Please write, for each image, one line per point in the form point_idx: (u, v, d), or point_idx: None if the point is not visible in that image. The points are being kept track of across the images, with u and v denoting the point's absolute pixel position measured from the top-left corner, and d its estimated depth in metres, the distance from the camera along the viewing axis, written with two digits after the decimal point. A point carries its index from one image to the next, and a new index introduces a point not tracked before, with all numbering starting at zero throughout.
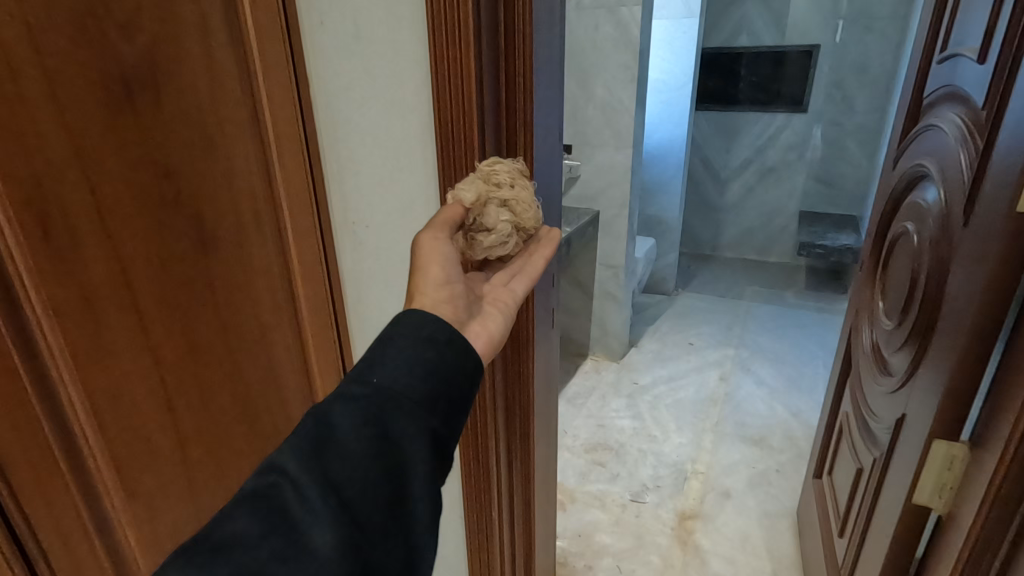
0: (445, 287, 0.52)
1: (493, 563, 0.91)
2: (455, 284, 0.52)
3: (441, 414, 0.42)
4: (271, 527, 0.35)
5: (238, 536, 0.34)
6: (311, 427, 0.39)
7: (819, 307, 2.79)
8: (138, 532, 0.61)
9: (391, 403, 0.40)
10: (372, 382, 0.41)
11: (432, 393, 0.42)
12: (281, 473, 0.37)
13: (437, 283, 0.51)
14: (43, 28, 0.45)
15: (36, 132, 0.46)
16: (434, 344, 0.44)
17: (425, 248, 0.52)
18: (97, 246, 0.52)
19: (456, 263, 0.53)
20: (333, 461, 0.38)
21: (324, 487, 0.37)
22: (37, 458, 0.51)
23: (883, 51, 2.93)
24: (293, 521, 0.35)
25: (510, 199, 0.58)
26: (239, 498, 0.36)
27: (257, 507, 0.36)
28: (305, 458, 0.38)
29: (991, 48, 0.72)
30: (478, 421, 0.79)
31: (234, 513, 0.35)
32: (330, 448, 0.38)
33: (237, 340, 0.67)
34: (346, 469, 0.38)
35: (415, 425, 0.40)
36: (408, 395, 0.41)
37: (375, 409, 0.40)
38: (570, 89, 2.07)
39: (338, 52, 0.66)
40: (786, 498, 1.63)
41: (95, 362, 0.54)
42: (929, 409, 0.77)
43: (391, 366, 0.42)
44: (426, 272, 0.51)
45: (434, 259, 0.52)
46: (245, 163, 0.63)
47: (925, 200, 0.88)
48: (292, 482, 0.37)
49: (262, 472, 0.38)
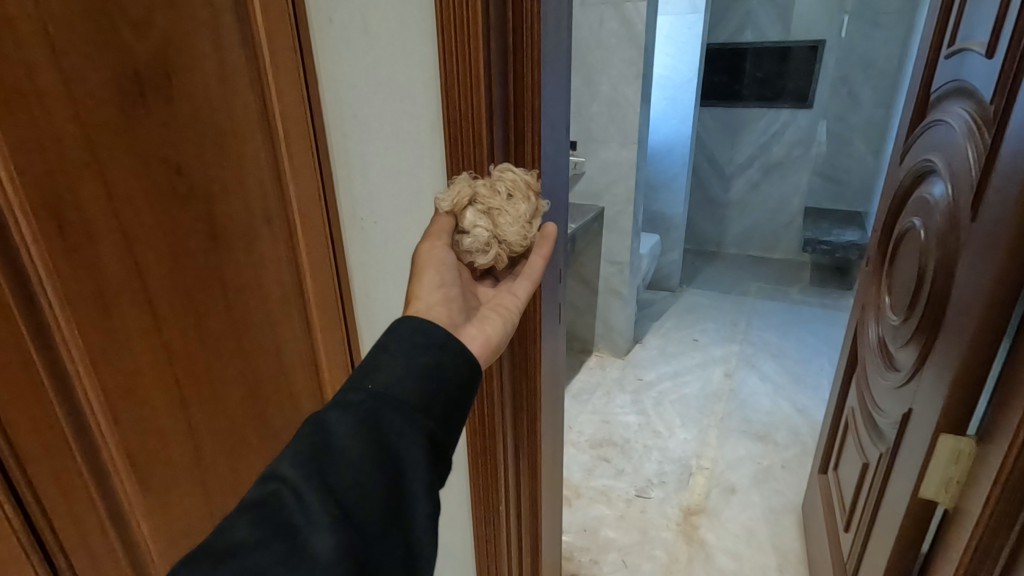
0: (440, 290, 0.53)
1: (500, 557, 0.92)
2: (449, 288, 0.54)
3: (437, 417, 0.42)
4: (273, 533, 0.35)
5: (240, 544, 0.34)
6: (308, 434, 0.39)
7: (823, 303, 2.79)
8: (152, 525, 0.62)
9: (387, 408, 0.40)
10: (368, 388, 0.41)
11: (427, 397, 0.42)
12: (280, 481, 0.37)
13: (433, 287, 0.53)
14: (58, 25, 0.45)
15: (51, 130, 0.46)
16: (430, 349, 0.44)
17: (424, 256, 0.55)
18: (111, 242, 0.52)
19: (453, 268, 0.55)
20: (331, 466, 0.38)
21: (324, 492, 0.37)
22: (53, 452, 0.52)
23: (890, 46, 2.91)
24: (294, 527, 0.35)
25: (493, 207, 0.58)
26: (239, 509, 0.36)
27: (259, 514, 0.36)
28: (303, 464, 0.38)
29: (999, 43, 0.72)
30: (485, 416, 0.79)
31: (236, 522, 0.35)
32: (328, 454, 0.38)
33: (248, 335, 0.68)
34: (344, 474, 0.38)
35: (411, 429, 0.40)
36: (403, 399, 0.41)
37: (371, 414, 0.40)
38: (575, 85, 2.07)
39: (347, 49, 0.67)
40: (791, 493, 1.64)
41: (109, 356, 0.54)
42: (935, 405, 0.78)
43: (386, 371, 0.42)
44: (422, 277, 0.53)
45: (431, 264, 0.54)
46: (255, 159, 0.64)
47: (932, 195, 0.88)
48: (290, 488, 0.37)
49: (262, 481, 0.38)
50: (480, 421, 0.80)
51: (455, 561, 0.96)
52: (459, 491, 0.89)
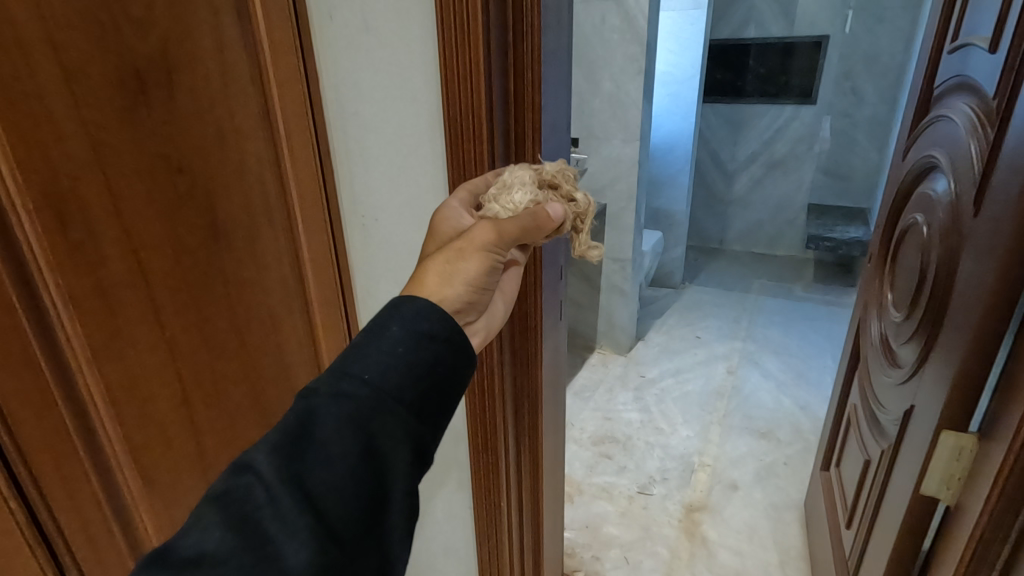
0: (472, 289, 0.48)
1: (502, 553, 0.93)
2: (480, 290, 0.49)
3: (427, 418, 0.42)
4: (241, 542, 0.35)
5: (205, 556, 0.34)
6: (293, 425, 0.39)
7: (827, 300, 2.78)
8: (155, 520, 0.63)
9: (380, 405, 0.39)
10: (365, 379, 0.40)
11: (421, 395, 0.41)
12: (254, 474, 0.37)
13: (468, 283, 0.48)
14: (58, 24, 0.45)
15: (53, 126, 0.47)
16: (432, 343, 0.42)
17: (477, 249, 0.48)
18: (114, 239, 0.53)
19: (493, 271, 0.50)
20: (310, 466, 0.37)
21: (299, 496, 0.37)
22: (54, 445, 0.52)
23: (894, 41, 2.89)
24: (265, 532, 0.36)
25: None
26: (211, 502, 0.36)
27: (229, 514, 0.36)
28: (281, 461, 0.37)
29: (1003, 37, 0.72)
30: (486, 412, 0.80)
31: (208, 523, 0.36)
32: (309, 452, 0.38)
33: (249, 332, 0.68)
34: (323, 477, 0.37)
35: (400, 430, 0.40)
36: (398, 400, 0.40)
37: (361, 411, 0.39)
38: (577, 81, 2.06)
39: (348, 45, 0.67)
40: (793, 490, 1.64)
41: (112, 354, 0.55)
42: (937, 400, 0.78)
43: (383, 363, 0.41)
44: (463, 271, 0.47)
45: (479, 265, 0.48)
46: (256, 157, 0.64)
47: (935, 190, 0.88)
48: (264, 486, 0.37)
49: (235, 471, 0.38)
50: (482, 417, 0.81)
51: (455, 557, 0.96)
52: (461, 488, 0.89)
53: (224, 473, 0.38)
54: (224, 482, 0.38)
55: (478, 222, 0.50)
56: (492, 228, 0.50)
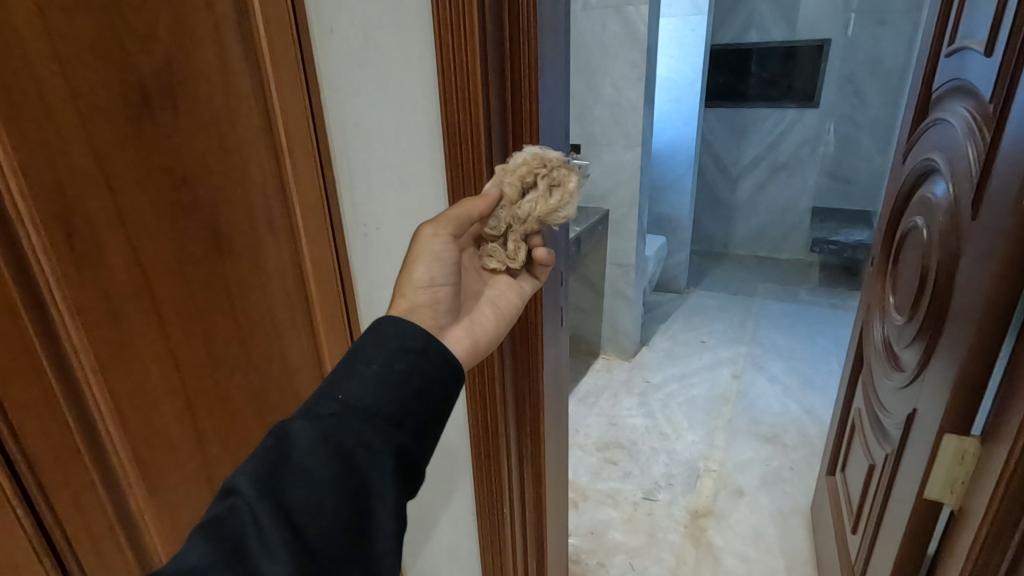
0: (429, 289, 0.54)
1: (506, 562, 0.93)
2: (438, 289, 0.54)
3: (409, 429, 0.44)
4: (224, 559, 0.37)
5: (190, 568, 0.36)
6: (272, 445, 0.42)
7: (833, 303, 2.77)
8: (160, 528, 0.63)
9: (356, 420, 0.42)
10: (340, 400, 0.43)
11: (401, 409, 0.44)
12: (237, 495, 0.40)
13: (419, 286, 0.53)
14: (65, 40, 0.47)
15: (59, 141, 0.48)
16: (408, 354, 0.46)
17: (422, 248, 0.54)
18: (119, 253, 0.54)
19: (447, 264, 0.55)
20: (288, 483, 0.40)
21: (277, 514, 0.39)
22: (64, 459, 0.53)
23: (895, 43, 2.90)
24: (247, 550, 0.38)
25: None
26: (200, 526, 0.39)
27: (214, 534, 0.38)
28: (260, 482, 0.40)
29: (998, 40, 0.72)
30: (490, 422, 0.80)
31: (194, 542, 0.38)
32: (289, 471, 0.41)
33: (254, 342, 0.69)
34: (302, 492, 0.40)
35: (380, 443, 0.42)
36: (374, 412, 0.43)
37: (338, 429, 0.42)
38: (579, 89, 2.08)
39: (348, 56, 0.68)
40: (800, 495, 1.63)
41: (118, 365, 0.55)
42: (940, 403, 0.77)
43: (359, 384, 0.44)
44: (410, 274, 0.53)
45: (421, 258, 0.54)
46: (259, 168, 0.65)
47: (935, 193, 0.88)
48: (246, 504, 0.39)
49: (223, 496, 0.40)
50: (483, 426, 0.81)
51: (460, 566, 0.96)
52: (465, 496, 0.90)
53: (215, 499, 0.41)
54: (215, 508, 0.41)
55: (428, 219, 0.55)
56: (434, 223, 0.55)
